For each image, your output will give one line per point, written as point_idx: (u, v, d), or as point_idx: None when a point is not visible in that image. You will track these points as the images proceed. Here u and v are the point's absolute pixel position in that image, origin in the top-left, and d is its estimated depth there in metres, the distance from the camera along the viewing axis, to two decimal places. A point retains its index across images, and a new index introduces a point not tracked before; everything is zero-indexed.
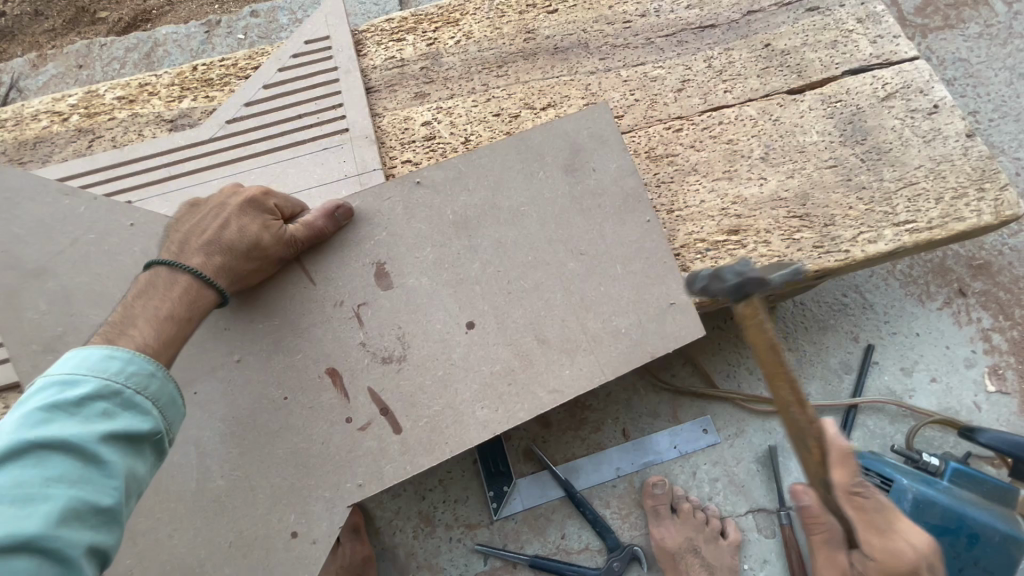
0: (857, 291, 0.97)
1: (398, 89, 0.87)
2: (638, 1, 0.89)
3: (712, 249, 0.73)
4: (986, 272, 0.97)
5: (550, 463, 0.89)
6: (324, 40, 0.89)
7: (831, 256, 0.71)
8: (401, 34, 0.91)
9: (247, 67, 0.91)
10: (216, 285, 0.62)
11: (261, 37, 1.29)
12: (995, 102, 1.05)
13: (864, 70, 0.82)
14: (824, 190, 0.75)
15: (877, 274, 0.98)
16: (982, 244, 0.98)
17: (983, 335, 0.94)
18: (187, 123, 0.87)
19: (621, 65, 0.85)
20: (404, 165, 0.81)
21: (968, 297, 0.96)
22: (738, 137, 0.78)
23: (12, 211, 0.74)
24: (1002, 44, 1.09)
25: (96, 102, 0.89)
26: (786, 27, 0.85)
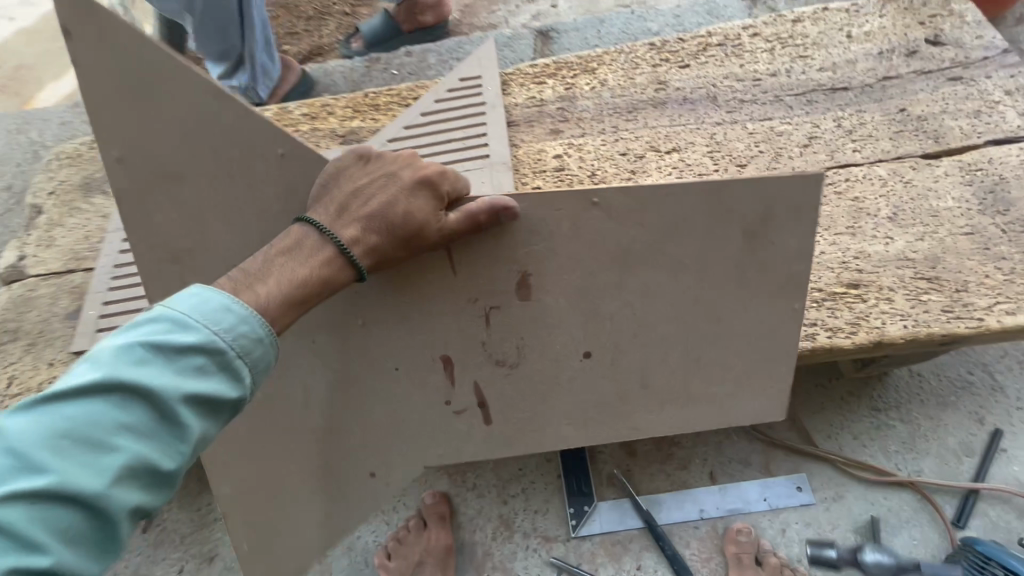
0: (984, 370, 0.91)
1: (535, 126, 0.97)
2: (769, 62, 0.94)
3: (829, 299, 0.73)
4: None
5: (633, 492, 0.90)
6: (476, 79, 1.03)
7: (964, 323, 0.69)
8: (543, 78, 1.02)
9: (409, 96, 1.06)
10: (359, 267, 0.56)
11: (412, 73, 1.48)
12: None
13: (1010, 142, 0.80)
14: (958, 255, 0.73)
15: (1009, 355, 0.92)
16: None
17: None
18: (355, 139, 1.02)
19: (749, 118, 0.90)
20: (534, 190, 0.90)
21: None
22: (866, 194, 0.80)
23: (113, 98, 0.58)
24: None
25: (286, 116, 1.08)
26: (925, 93, 0.86)
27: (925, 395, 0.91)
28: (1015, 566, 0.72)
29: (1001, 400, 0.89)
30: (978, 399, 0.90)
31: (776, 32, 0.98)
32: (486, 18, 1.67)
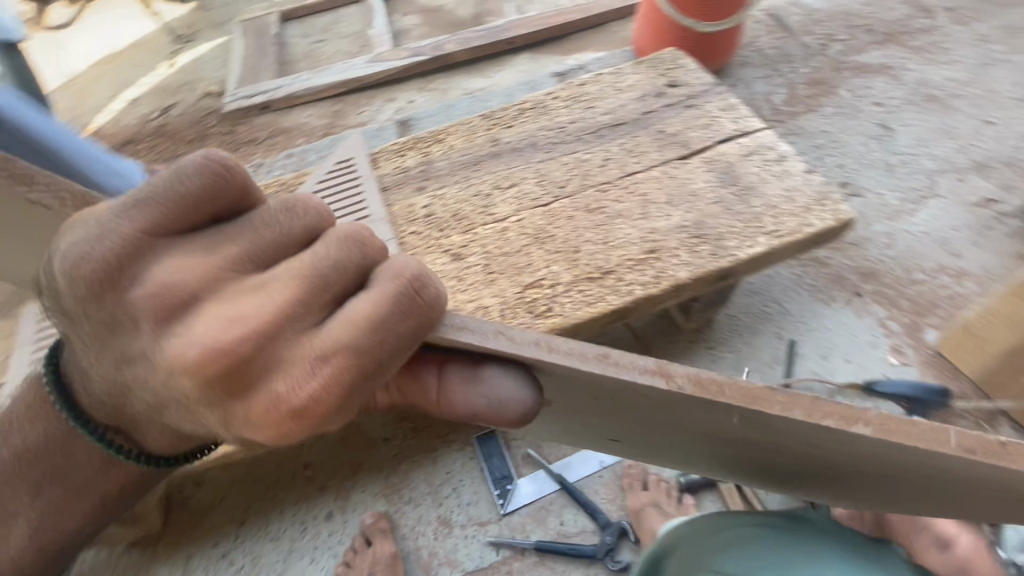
0: (775, 301, 1.22)
1: (403, 187, 1.20)
2: (568, 114, 1.27)
3: (638, 264, 1.00)
4: (870, 278, 1.25)
5: (545, 462, 1.06)
6: (349, 161, 1.26)
7: (725, 260, 0.99)
8: (404, 151, 1.27)
9: (294, 184, 1.25)
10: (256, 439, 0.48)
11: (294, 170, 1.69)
12: (838, 174, 1.47)
13: (730, 139, 1.17)
14: (713, 217, 1.04)
15: (790, 287, 1.24)
16: (860, 259, 1.28)
17: (881, 324, 1.18)
18: None
19: (562, 154, 1.20)
20: (411, 235, 1.11)
21: (861, 296, 1.23)
22: (649, 191, 1.10)
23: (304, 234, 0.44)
24: (834, 138, 1.55)
25: None
26: (673, 118, 1.22)
27: (741, 327, 1.20)
28: None
29: (791, 318, 1.20)
30: (776, 322, 1.20)
31: (569, 93, 1.32)
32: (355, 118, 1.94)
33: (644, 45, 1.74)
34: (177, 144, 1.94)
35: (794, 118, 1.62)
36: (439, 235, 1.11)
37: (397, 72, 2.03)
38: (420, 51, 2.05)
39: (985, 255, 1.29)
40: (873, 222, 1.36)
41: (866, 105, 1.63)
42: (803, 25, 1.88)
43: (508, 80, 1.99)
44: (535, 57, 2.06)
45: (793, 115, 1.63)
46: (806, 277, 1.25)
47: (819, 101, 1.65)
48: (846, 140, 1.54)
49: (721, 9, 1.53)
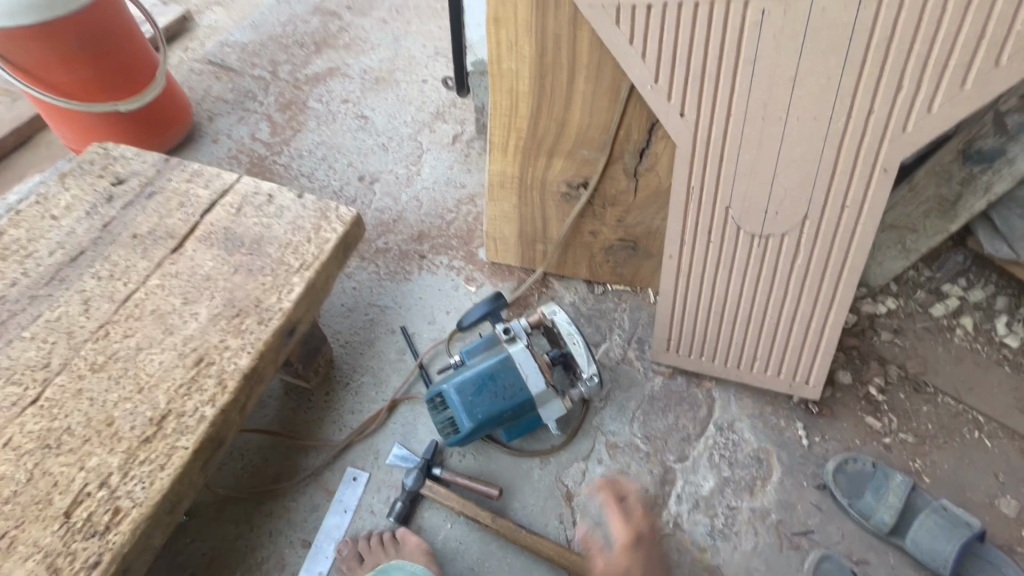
0: (371, 306, 1.30)
1: None
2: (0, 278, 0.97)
3: (192, 384, 0.86)
4: (422, 240, 1.43)
5: None
6: None
7: (274, 319, 0.94)
8: None
9: None
10: None
11: None
12: (353, 173, 1.60)
13: (213, 205, 1.09)
14: (241, 288, 0.97)
15: (373, 288, 1.33)
16: (408, 232, 1.45)
17: (451, 268, 1.37)
18: None
19: (22, 328, 0.91)
20: None
21: (426, 257, 1.40)
22: (158, 303, 0.95)
23: None
24: (330, 144, 1.67)
25: None
26: (140, 216, 1.07)
27: (359, 348, 1.22)
28: (432, 392, 1.02)
29: (390, 310, 1.29)
30: (381, 321, 1.27)
31: None
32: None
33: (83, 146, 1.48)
34: None
35: (288, 143, 1.66)
36: None
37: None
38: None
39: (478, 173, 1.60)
40: (399, 196, 1.54)
41: (338, 106, 1.79)
42: (246, 61, 1.92)
43: None
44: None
45: (287, 140, 1.68)
46: (379, 273, 1.36)
47: (300, 121, 1.73)
48: (341, 141, 1.68)
49: (127, 86, 1.40)
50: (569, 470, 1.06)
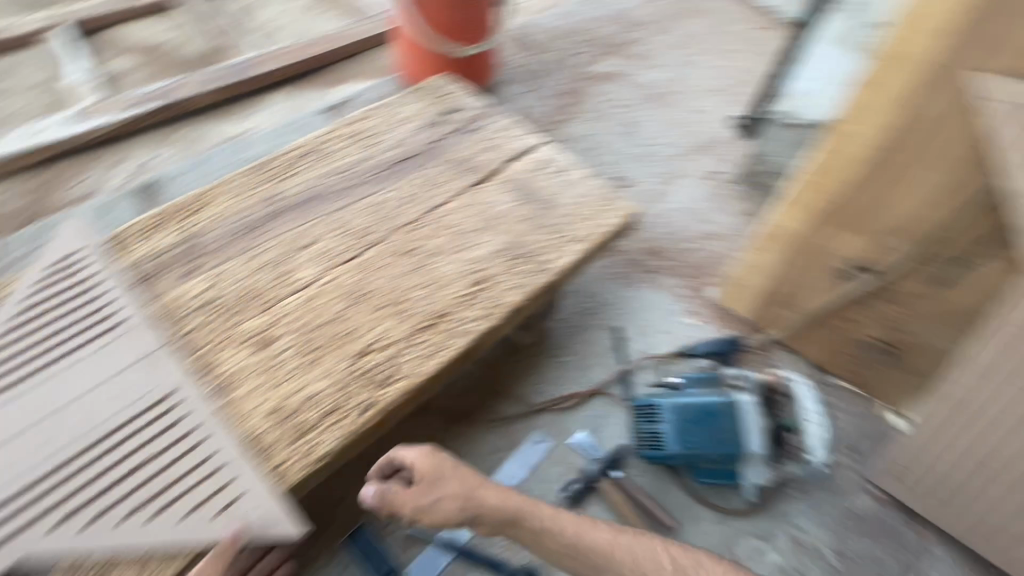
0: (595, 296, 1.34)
1: (171, 269, 0.97)
2: (354, 154, 1.18)
3: (469, 300, 0.96)
4: (659, 257, 1.45)
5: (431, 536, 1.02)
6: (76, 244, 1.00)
7: (546, 276, 1.01)
8: (157, 222, 1.02)
9: None
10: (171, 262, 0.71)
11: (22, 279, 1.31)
12: (610, 173, 1.68)
13: (518, 156, 1.20)
14: (525, 237, 1.06)
15: (601, 280, 1.37)
16: (648, 244, 1.47)
17: (678, 294, 1.37)
18: None
19: (358, 199, 1.10)
20: (197, 326, 0.91)
21: (657, 273, 1.41)
22: (457, 222, 1.07)
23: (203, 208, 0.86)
24: (598, 140, 1.77)
25: None
26: (460, 145, 1.22)
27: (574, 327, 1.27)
28: (647, 402, 1.02)
29: (611, 307, 1.33)
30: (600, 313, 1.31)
31: (347, 132, 1.22)
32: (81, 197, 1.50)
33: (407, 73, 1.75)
34: None
35: (562, 128, 1.80)
36: (231, 322, 0.92)
37: (124, 127, 1.59)
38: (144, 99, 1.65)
39: (730, 216, 1.58)
40: (648, 208, 1.58)
41: (614, 108, 1.88)
42: (548, 42, 2.08)
43: (264, 125, 1.69)
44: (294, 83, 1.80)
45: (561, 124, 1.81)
46: (611, 269, 1.40)
47: (580, 112, 1.85)
48: (608, 140, 1.77)
49: (466, 38, 1.62)
50: (743, 541, 1.00)
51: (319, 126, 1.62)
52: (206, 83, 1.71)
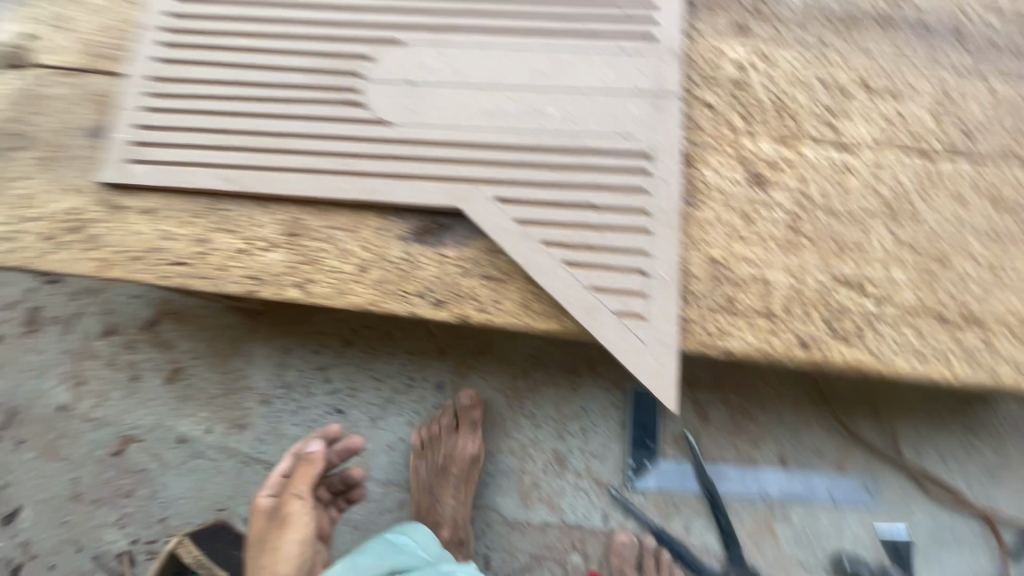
0: (825, 287, 1.19)
1: (436, 234, 1.23)
2: (662, 127, 1.22)
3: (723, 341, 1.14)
4: (912, 243, 1.20)
5: (686, 461, 1.62)
6: (374, 177, 1.22)
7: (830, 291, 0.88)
8: (435, 164, 1.22)
9: (316, 208, 1.25)
10: (468, 272, 1.21)
11: (227, 165, 1.25)
12: (875, 102, 1.28)
13: None
14: None
15: (834, 268, 1.19)
16: (902, 223, 1.21)
17: (921, 294, 1.18)
18: (282, 247, 1.24)
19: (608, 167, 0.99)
20: (471, 282, 1.21)
21: (907, 263, 1.19)
22: None
23: (466, 202, 1.19)
24: (866, 47, 1.31)
25: (210, 250, 1.24)
26: None
27: (799, 310, 1.18)
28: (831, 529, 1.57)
29: (840, 304, 1.18)
30: (827, 306, 1.18)
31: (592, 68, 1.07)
32: (218, 79, 1.29)
33: None
34: None
35: (826, 22, 1.33)
36: None
37: None
38: None
39: (1004, 170, 1.23)
40: (913, 166, 1.24)
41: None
42: None
43: None
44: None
45: (825, 18, 1.33)
46: (849, 252, 1.20)
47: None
48: (884, 50, 1.30)
49: None
50: None
51: None
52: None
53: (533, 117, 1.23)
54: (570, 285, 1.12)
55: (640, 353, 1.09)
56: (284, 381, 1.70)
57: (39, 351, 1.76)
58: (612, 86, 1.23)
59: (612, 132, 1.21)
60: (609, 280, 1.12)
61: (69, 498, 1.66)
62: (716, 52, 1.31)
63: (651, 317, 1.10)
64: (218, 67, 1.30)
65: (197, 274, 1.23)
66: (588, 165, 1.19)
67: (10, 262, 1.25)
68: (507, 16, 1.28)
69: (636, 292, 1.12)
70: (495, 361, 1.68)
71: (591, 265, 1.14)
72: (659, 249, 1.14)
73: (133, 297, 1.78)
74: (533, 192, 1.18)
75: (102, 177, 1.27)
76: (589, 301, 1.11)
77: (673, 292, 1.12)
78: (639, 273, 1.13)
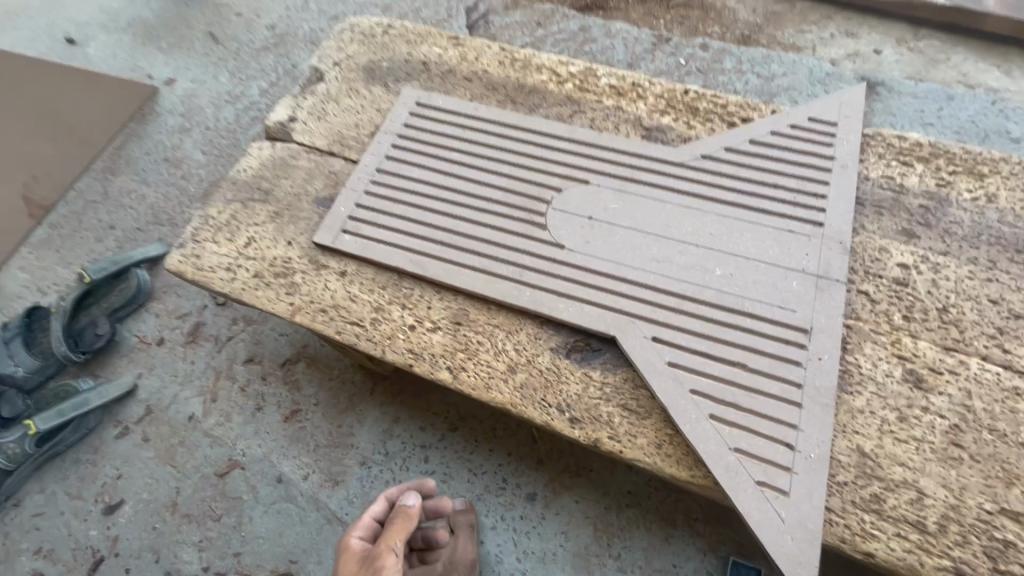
0: (989, 515, 1.10)
1: (586, 354, 1.32)
2: (822, 308, 1.27)
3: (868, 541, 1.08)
4: None
5: None
6: (543, 291, 1.36)
7: None
8: (600, 292, 1.34)
9: (483, 305, 1.40)
10: (609, 397, 1.27)
11: (420, 251, 1.45)
12: None
13: None
14: None
15: (1000, 496, 1.12)
16: None
17: None
18: (446, 332, 1.37)
19: None
20: (610, 408, 1.26)
21: None
22: None
23: (623, 333, 1.28)
24: None
25: (385, 318, 1.40)
26: None
27: (958, 533, 1.09)
28: None
29: (1007, 539, 1.08)
30: (991, 537, 1.09)
31: None
32: (432, 182, 1.55)
33: (810, 135, 1.51)
34: (231, 213, 1.60)
35: (996, 246, 1.38)
36: None
37: (481, 122, 1.65)
38: (506, 101, 1.72)
39: None
40: None
41: None
42: None
43: (635, 143, 1.55)
44: (656, 100, 1.68)
45: (995, 243, 1.38)
46: (1019, 483, 1.12)
47: (997, 200, 1.43)
48: None
49: None
50: None
51: (673, 161, 1.50)
52: (561, 94, 1.72)
53: (697, 271, 1.34)
54: (712, 440, 1.15)
55: (778, 530, 1.06)
56: (386, 448, 1.76)
57: (189, 361, 1.98)
58: (777, 260, 1.33)
59: (772, 302, 1.28)
60: (754, 444, 1.13)
61: (166, 506, 1.75)
62: (880, 250, 1.39)
63: (793, 495, 1.09)
64: (434, 172, 1.57)
65: (369, 337, 1.38)
66: (746, 326, 1.25)
67: (225, 289, 1.47)
68: (688, 182, 1.47)
69: (780, 465, 1.11)
70: (591, 486, 1.66)
71: (736, 425, 1.16)
72: (809, 426, 1.15)
73: (282, 335, 1.98)
74: (688, 339, 1.25)
75: (317, 237, 1.51)
76: (729, 461, 1.12)
77: (820, 476, 1.10)
78: (785, 445, 1.13)
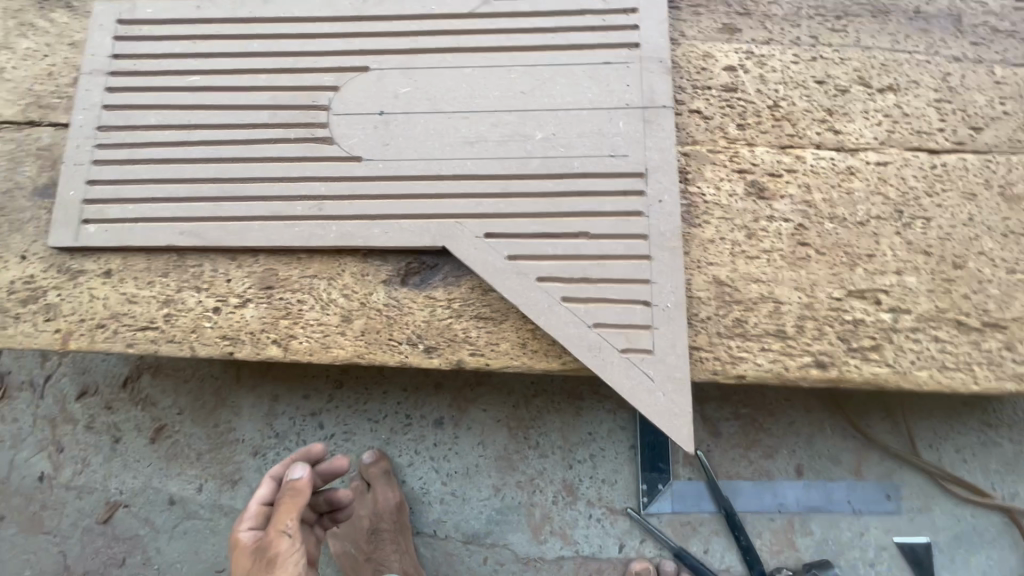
0: (839, 302, 1.12)
1: (423, 275, 1.16)
2: (653, 144, 1.14)
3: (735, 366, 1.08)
4: (927, 247, 1.14)
5: (700, 478, 1.56)
6: (352, 219, 1.14)
7: None
8: (416, 201, 1.14)
9: (291, 257, 1.17)
10: (459, 312, 1.13)
11: (190, 218, 1.16)
12: (874, 100, 1.21)
13: None
14: None
15: (846, 280, 1.13)
16: (915, 228, 1.15)
17: (940, 301, 1.12)
18: (257, 302, 1.15)
19: None
20: (464, 323, 1.13)
21: (924, 269, 1.13)
22: None
23: (452, 240, 1.11)
24: (859, 45, 1.25)
25: (180, 310, 1.15)
26: None
27: (814, 328, 1.11)
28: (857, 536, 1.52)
29: (856, 319, 1.11)
30: (842, 321, 1.11)
31: None
32: (175, 124, 1.20)
33: None
34: None
35: (814, 21, 1.27)
36: None
37: (212, 25, 1.24)
38: None
39: (1013, 163, 1.18)
40: (920, 166, 1.18)
41: None
42: None
43: (411, 0, 1.24)
44: None
45: (815, 16, 1.26)
46: (861, 262, 1.13)
47: None
48: (877, 48, 1.24)
49: None
50: None
51: (460, 14, 1.21)
52: None
53: (516, 143, 1.15)
54: (569, 323, 1.06)
55: (648, 390, 1.02)
56: (275, 430, 1.62)
57: (11, 419, 1.66)
58: (597, 104, 1.16)
59: (600, 153, 1.14)
60: (610, 314, 1.05)
61: (58, 572, 1.57)
62: (704, 57, 1.24)
63: (658, 352, 1.04)
64: (172, 110, 1.21)
65: (168, 338, 1.14)
66: (579, 190, 1.12)
67: None
68: (482, 35, 1.21)
69: (639, 326, 1.05)
70: (495, 390, 1.61)
71: (590, 300, 1.07)
72: (662, 276, 1.07)
73: (109, 353, 1.68)
74: (522, 225, 1.11)
75: (54, 241, 1.18)
76: (590, 339, 1.05)
77: (679, 323, 1.05)
78: (642, 304, 1.06)
